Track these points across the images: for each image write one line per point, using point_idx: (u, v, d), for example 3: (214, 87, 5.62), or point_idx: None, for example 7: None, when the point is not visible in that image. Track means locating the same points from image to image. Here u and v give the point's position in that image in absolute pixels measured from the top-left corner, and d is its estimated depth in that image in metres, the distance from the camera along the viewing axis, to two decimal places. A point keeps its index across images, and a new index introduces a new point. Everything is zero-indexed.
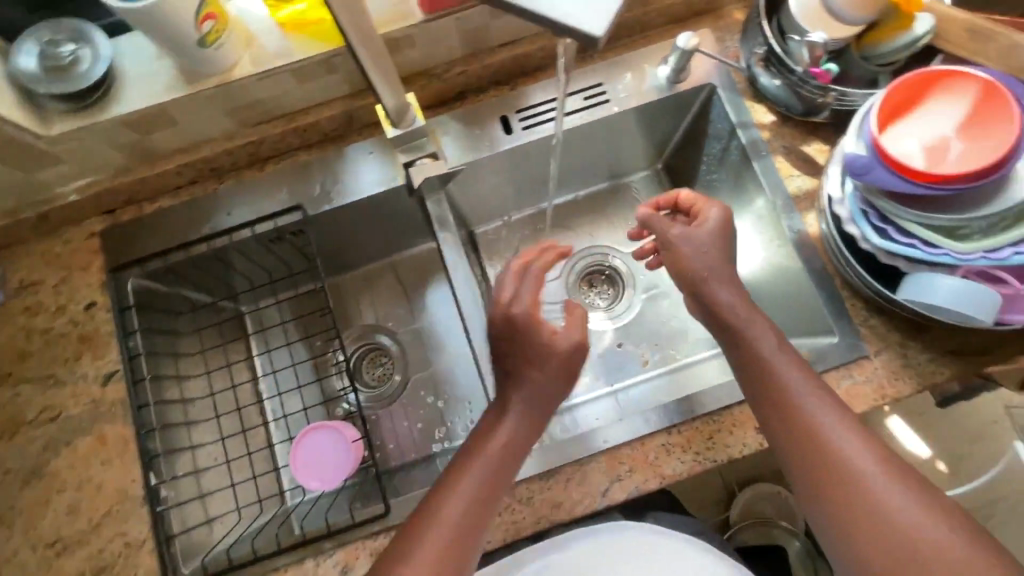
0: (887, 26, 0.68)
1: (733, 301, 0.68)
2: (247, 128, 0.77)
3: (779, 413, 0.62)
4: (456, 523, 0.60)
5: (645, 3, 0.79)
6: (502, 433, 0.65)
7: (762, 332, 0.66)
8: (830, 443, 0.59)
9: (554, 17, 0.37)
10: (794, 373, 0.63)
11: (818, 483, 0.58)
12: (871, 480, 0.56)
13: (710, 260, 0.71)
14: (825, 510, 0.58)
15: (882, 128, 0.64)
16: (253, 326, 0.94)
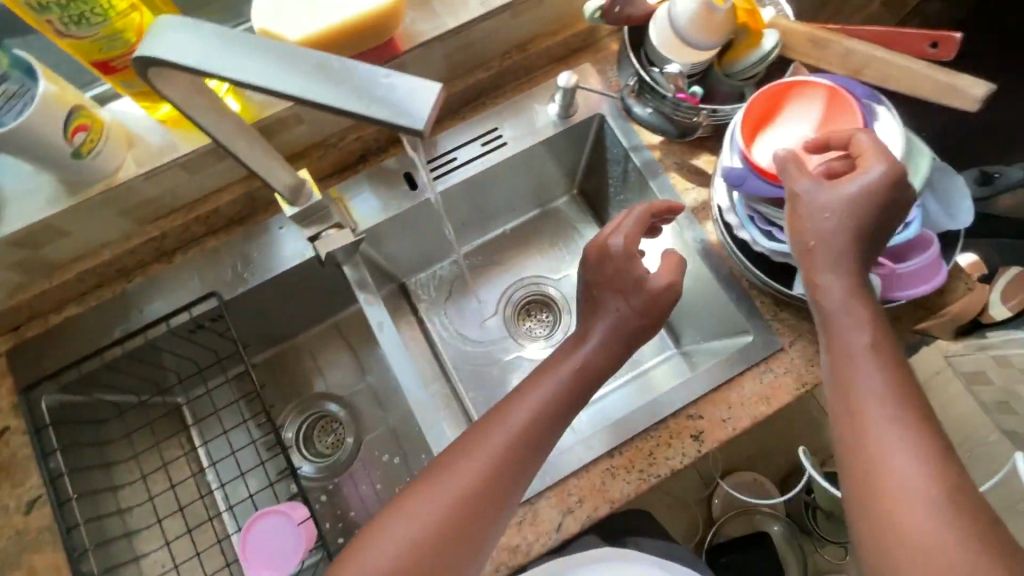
0: (741, 43, 0.73)
1: (831, 274, 0.58)
2: (147, 225, 0.76)
3: (837, 378, 0.56)
4: (460, 501, 0.57)
5: (523, 49, 0.83)
6: (524, 411, 0.62)
7: (853, 297, 0.57)
8: (878, 424, 0.52)
9: (376, 117, 0.35)
10: (862, 343, 0.55)
11: (854, 458, 0.53)
12: (899, 451, 0.50)
13: (840, 217, 0.58)
14: (853, 489, 0.52)
15: (750, 142, 0.68)
16: (192, 417, 0.91)
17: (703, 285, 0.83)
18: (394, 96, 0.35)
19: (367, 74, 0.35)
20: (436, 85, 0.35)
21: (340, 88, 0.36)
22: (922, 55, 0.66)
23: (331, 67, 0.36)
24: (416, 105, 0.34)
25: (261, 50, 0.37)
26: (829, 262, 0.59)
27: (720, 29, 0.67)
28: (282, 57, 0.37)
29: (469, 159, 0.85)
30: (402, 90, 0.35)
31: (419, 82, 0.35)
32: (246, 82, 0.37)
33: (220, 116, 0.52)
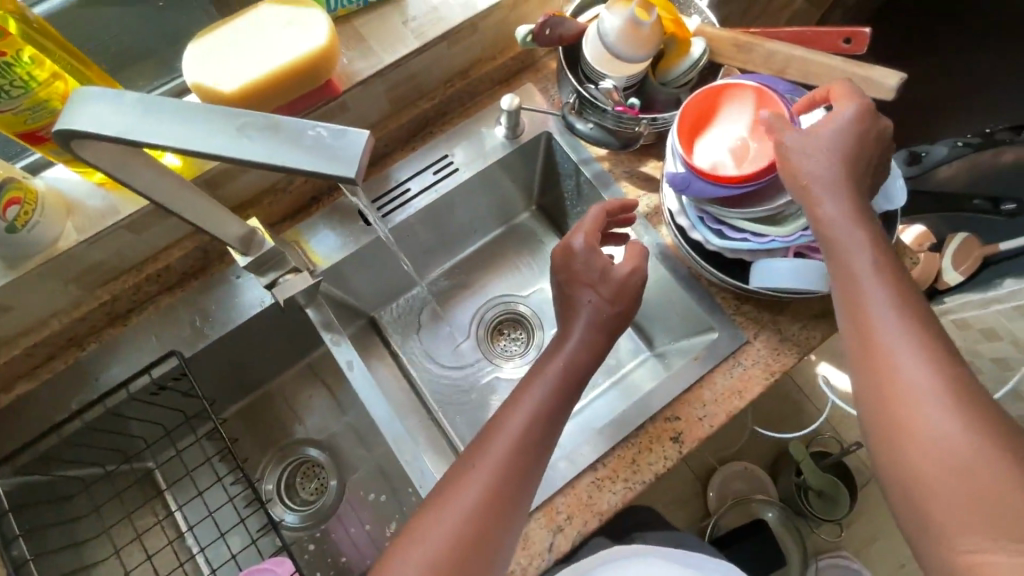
0: (671, 52, 0.76)
1: (834, 209, 0.59)
2: (96, 290, 0.74)
3: (846, 296, 0.56)
4: (473, 514, 0.56)
5: (464, 76, 0.85)
6: (520, 418, 0.62)
7: (858, 228, 0.58)
8: (889, 339, 0.52)
9: (307, 170, 0.35)
10: (868, 267, 0.56)
11: (868, 373, 0.53)
12: (915, 381, 0.50)
13: (830, 160, 0.60)
14: (869, 405, 0.53)
15: (690, 147, 0.71)
16: (166, 480, 0.88)
17: (665, 287, 0.85)
18: (322, 149, 0.35)
19: (294, 127, 0.36)
20: (365, 131, 0.35)
21: (266, 144, 0.36)
22: (837, 50, 0.70)
23: (255, 122, 0.36)
24: (346, 155, 0.34)
25: (185, 113, 0.37)
26: (825, 195, 0.59)
27: (647, 41, 0.69)
28: (206, 118, 0.37)
29: (423, 189, 0.85)
30: (332, 142, 0.35)
31: (346, 131, 0.35)
32: (173, 146, 0.37)
33: (151, 165, 0.51)
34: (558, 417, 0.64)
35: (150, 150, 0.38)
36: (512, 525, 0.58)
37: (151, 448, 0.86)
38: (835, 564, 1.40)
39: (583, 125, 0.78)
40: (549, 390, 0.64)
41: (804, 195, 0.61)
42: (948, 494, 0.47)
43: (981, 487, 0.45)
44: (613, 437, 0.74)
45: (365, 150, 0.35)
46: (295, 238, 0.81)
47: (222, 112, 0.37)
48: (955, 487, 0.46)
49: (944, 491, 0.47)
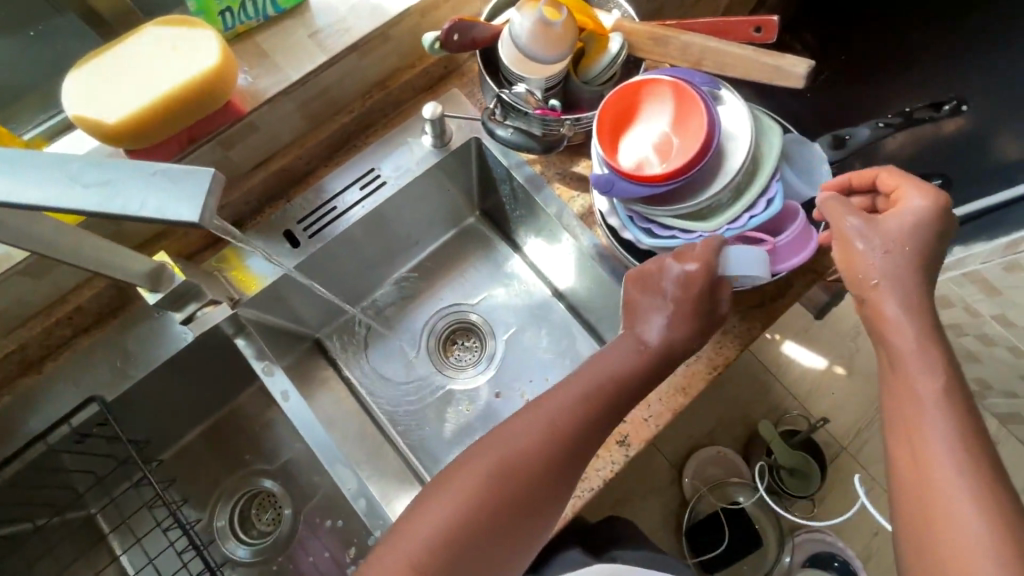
0: (590, 49, 0.75)
1: (901, 314, 0.59)
2: (2, 338, 0.70)
3: (900, 422, 0.57)
4: (472, 501, 0.58)
5: (383, 86, 0.82)
6: (541, 421, 0.62)
7: (923, 337, 0.58)
8: (945, 477, 0.53)
9: (150, 214, 0.34)
10: (933, 392, 0.56)
11: (917, 510, 0.54)
12: (950, 487, 0.52)
13: (900, 262, 0.60)
14: (914, 539, 0.53)
15: (614, 148, 0.70)
16: (109, 525, 0.84)
17: (607, 286, 0.83)
18: (164, 192, 0.34)
19: (135, 170, 0.35)
20: (211, 170, 0.35)
21: (104, 189, 0.35)
22: (749, 39, 0.69)
23: (91, 169, 0.36)
24: (190, 196, 0.34)
25: (16, 166, 0.36)
26: (888, 304, 0.60)
27: (559, 41, 0.68)
28: (37, 169, 0.36)
29: (352, 205, 0.82)
30: (175, 184, 0.34)
31: (189, 172, 0.35)
32: (4, 201, 0.35)
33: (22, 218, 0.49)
34: (591, 418, 0.63)
35: None
36: (514, 518, 0.58)
37: (91, 494, 0.83)
38: (812, 538, 1.39)
39: (504, 131, 0.76)
40: (586, 389, 0.64)
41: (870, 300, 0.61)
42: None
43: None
44: None
45: (210, 188, 0.34)
46: (236, 253, 0.78)
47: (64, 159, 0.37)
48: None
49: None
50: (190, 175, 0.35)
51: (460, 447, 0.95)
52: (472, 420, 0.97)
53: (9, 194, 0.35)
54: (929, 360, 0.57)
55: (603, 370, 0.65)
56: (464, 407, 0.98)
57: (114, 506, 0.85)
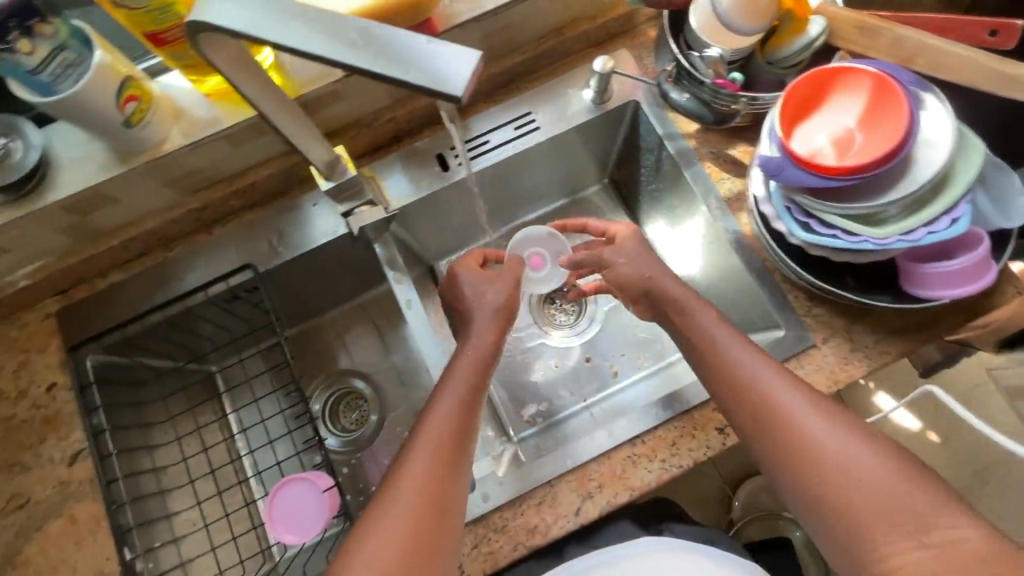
0: (783, 31, 0.71)
1: (714, 323, 0.70)
2: (190, 195, 0.79)
3: (748, 410, 0.64)
4: (410, 531, 0.59)
5: (559, 33, 0.83)
6: (442, 419, 0.65)
7: (747, 344, 0.67)
8: (810, 432, 0.60)
9: (415, 83, 0.37)
10: (775, 375, 0.64)
11: (803, 472, 0.60)
12: (815, 443, 0.60)
13: (692, 301, 0.73)
14: (811, 497, 0.59)
15: (790, 131, 0.67)
16: (224, 386, 0.95)
17: (735, 277, 0.82)
18: (437, 66, 0.37)
19: (405, 41, 0.38)
20: (476, 54, 0.37)
21: (383, 52, 0.38)
22: (979, 42, 0.66)
23: (366, 32, 0.39)
24: (458, 73, 0.36)
25: (309, 15, 0.40)
26: (721, 338, 0.68)
27: (757, 12, 0.66)
28: (326, 22, 0.39)
29: (503, 143, 0.85)
30: (446, 60, 0.37)
31: (462, 51, 0.37)
32: (291, 46, 0.39)
33: (279, 109, 0.56)
34: (472, 417, 0.67)
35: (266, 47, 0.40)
36: (449, 524, 0.61)
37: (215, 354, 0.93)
38: None
39: (678, 95, 0.74)
40: (455, 395, 0.67)
41: (704, 345, 0.69)
42: (919, 558, 0.54)
43: (928, 534, 0.54)
44: (659, 415, 0.73)
45: (472, 68, 0.36)
46: (371, 173, 0.82)
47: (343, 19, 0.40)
48: (920, 544, 0.54)
49: (912, 554, 0.54)
50: (458, 54, 0.37)
51: (544, 398, 0.98)
52: (559, 378, 1.00)
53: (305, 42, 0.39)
54: (751, 356, 0.66)
55: (463, 370, 0.70)
56: (553, 363, 1.01)
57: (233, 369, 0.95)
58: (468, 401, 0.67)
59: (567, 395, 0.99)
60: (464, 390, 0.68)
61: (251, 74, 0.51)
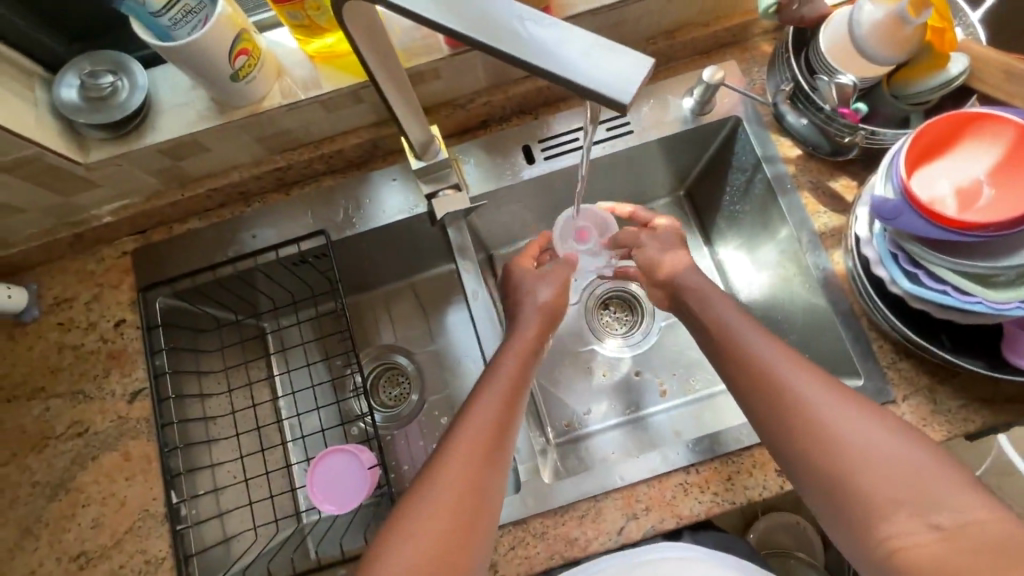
0: (920, 65, 0.66)
1: (749, 328, 0.65)
2: (276, 154, 0.79)
3: (757, 390, 0.61)
4: (451, 517, 0.57)
5: (670, 36, 0.79)
6: (498, 400, 0.64)
7: (779, 349, 0.63)
8: (822, 412, 0.58)
9: (582, 84, 0.33)
10: (805, 376, 0.60)
11: (812, 451, 0.57)
12: (845, 441, 0.56)
13: (733, 315, 0.67)
14: (819, 480, 0.56)
15: (911, 172, 0.63)
16: (274, 346, 0.94)
17: (815, 316, 0.78)
18: (604, 66, 0.33)
19: (573, 36, 0.34)
20: (648, 61, 0.33)
21: (545, 44, 0.34)
22: None
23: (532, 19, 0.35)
24: (630, 79, 0.33)
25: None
26: (751, 337, 0.64)
27: (901, 42, 0.62)
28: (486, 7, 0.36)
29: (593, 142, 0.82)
30: (613, 60, 0.33)
31: (633, 55, 0.33)
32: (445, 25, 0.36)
33: (392, 85, 0.55)
34: (517, 407, 0.65)
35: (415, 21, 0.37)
36: (487, 516, 0.59)
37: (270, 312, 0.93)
38: None
39: (795, 119, 0.72)
40: (500, 381, 0.65)
41: (725, 338, 0.66)
42: (930, 542, 0.51)
43: (938, 517, 0.51)
44: (713, 449, 0.71)
45: (647, 77, 0.33)
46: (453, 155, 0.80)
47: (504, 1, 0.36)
48: (931, 523, 0.51)
49: (921, 536, 0.51)
50: (631, 58, 0.33)
51: (587, 406, 0.96)
52: (606, 388, 0.97)
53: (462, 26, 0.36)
54: (766, 339, 0.64)
55: (512, 356, 0.68)
56: (602, 372, 0.99)
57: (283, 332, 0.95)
58: (515, 390, 0.65)
59: (612, 406, 0.96)
60: (509, 378, 0.66)
61: (380, 50, 0.51)
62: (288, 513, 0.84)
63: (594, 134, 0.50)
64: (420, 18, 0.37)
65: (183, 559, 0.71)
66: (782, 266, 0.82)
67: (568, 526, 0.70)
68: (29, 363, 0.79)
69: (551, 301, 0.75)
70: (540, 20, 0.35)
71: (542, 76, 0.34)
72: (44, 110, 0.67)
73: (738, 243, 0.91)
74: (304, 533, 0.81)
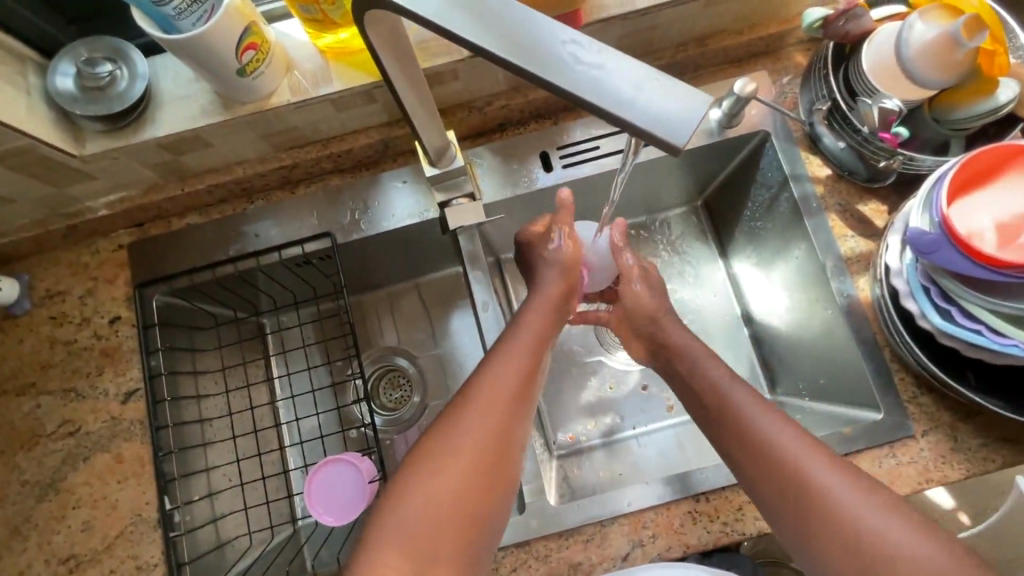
0: (966, 89, 0.63)
1: (732, 383, 0.64)
2: (282, 151, 0.76)
3: (727, 435, 0.61)
4: (450, 509, 0.53)
5: (701, 44, 0.75)
6: (515, 367, 0.60)
7: (766, 411, 0.60)
8: (786, 457, 0.56)
9: (637, 120, 0.33)
10: (791, 441, 0.57)
11: (780, 496, 0.55)
12: (838, 512, 0.52)
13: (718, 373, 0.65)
14: (788, 527, 0.54)
15: (951, 202, 0.60)
16: (274, 347, 0.91)
17: (835, 343, 0.75)
18: (660, 104, 0.32)
19: (627, 71, 0.33)
20: (705, 98, 0.33)
21: (599, 75, 0.33)
22: None
23: (585, 48, 0.34)
24: (687, 118, 0.32)
25: (518, 17, 0.35)
26: (725, 382, 0.64)
27: (950, 66, 0.60)
28: (538, 30, 0.35)
29: (613, 150, 0.78)
30: (670, 97, 0.32)
31: (689, 94, 0.33)
32: (493, 51, 0.35)
33: (411, 89, 0.51)
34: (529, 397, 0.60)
35: (459, 46, 0.36)
36: (493, 507, 0.55)
37: (269, 312, 0.90)
38: None
39: (834, 142, 0.71)
40: (514, 364, 0.60)
41: (711, 397, 0.64)
42: None
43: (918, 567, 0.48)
44: (722, 477, 0.69)
45: (703, 118, 0.32)
46: (467, 159, 0.77)
47: (554, 24, 0.35)
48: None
49: None
50: (688, 94, 0.33)
51: (590, 419, 0.94)
52: (610, 401, 0.95)
53: (511, 49, 0.34)
54: (736, 385, 0.63)
55: (521, 344, 0.62)
56: (607, 385, 0.96)
57: (283, 333, 0.92)
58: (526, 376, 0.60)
59: (614, 421, 0.94)
60: (523, 362, 0.61)
61: (401, 55, 0.47)
62: (284, 519, 0.82)
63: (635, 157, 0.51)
64: (468, 45, 0.35)
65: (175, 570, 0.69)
66: (801, 288, 0.79)
67: (571, 550, 0.69)
68: (18, 357, 0.76)
69: (560, 292, 0.70)
70: (594, 48, 0.34)
71: (593, 110, 0.33)
72: (38, 98, 0.63)
73: (756, 259, 0.88)
74: (299, 543, 0.79)
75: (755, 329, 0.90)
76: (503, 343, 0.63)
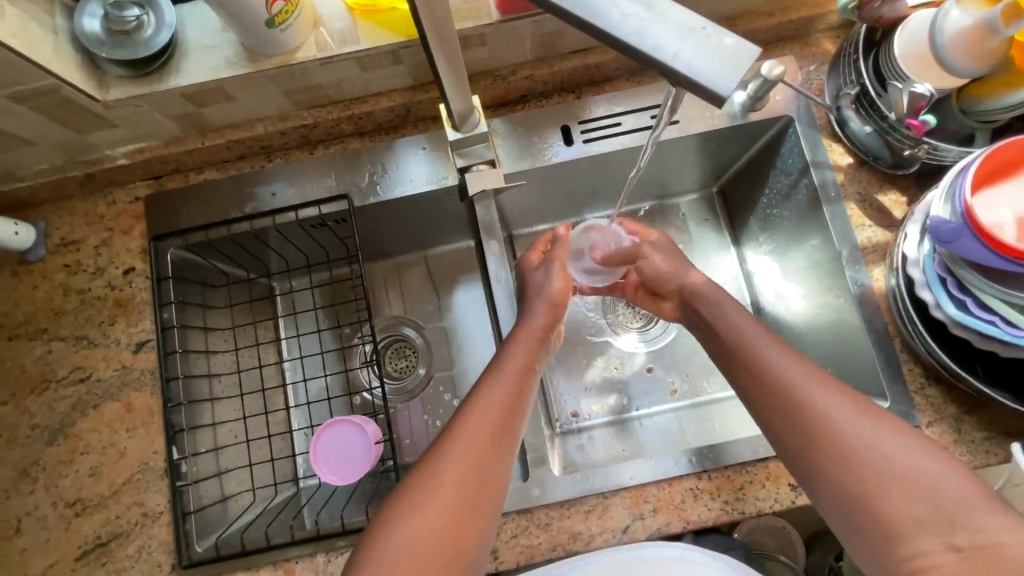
0: (995, 80, 0.63)
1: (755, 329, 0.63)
2: (304, 110, 0.76)
3: (767, 400, 0.57)
4: (433, 539, 0.52)
5: (730, 24, 0.75)
6: (495, 407, 0.59)
7: (785, 355, 0.59)
8: (842, 423, 0.53)
9: (682, 70, 0.33)
10: (816, 387, 0.55)
11: (803, 443, 0.54)
12: (862, 452, 0.51)
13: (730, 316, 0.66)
14: (833, 490, 0.52)
15: (974, 192, 0.60)
16: (284, 308, 0.91)
17: (845, 331, 0.75)
18: (704, 53, 0.33)
19: (674, 20, 0.34)
20: (748, 47, 0.33)
21: (645, 23, 0.34)
22: None
23: None
24: (733, 67, 0.33)
25: None
26: (753, 333, 0.62)
27: (984, 56, 0.60)
28: None
29: (637, 127, 0.78)
30: (715, 46, 0.33)
31: (737, 43, 0.33)
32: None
33: (443, 52, 0.51)
34: (511, 429, 0.60)
35: None
36: (483, 529, 0.55)
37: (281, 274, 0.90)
38: None
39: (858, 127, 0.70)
40: (495, 400, 0.60)
41: (735, 346, 0.63)
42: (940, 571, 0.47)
43: (956, 536, 0.47)
44: (725, 455, 0.70)
45: (747, 66, 0.33)
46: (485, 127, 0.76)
47: None
48: (927, 512, 0.48)
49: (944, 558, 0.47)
50: (731, 42, 0.33)
51: (593, 398, 0.94)
52: (615, 381, 0.95)
53: None
54: (777, 349, 0.60)
55: (505, 380, 0.62)
56: (613, 366, 0.96)
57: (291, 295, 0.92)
58: (510, 415, 0.60)
59: (617, 402, 0.94)
60: (507, 393, 0.61)
61: (436, 16, 0.47)
62: (286, 478, 0.83)
63: (667, 125, 0.52)
64: None
65: (182, 546, 0.69)
66: (814, 277, 0.79)
67: (572, 519, 0.69)
68: (31, 302, 0.77)
69: (545, 325, 0.69)
70: None
71: (639, 58, 0.34)
72: (64, 40, 0.63)
73: (770, 248, 0.88)
74: (299, 505, 0.80)
75: (764, 317, 0.90)
76: (487, 378, 0.63)
